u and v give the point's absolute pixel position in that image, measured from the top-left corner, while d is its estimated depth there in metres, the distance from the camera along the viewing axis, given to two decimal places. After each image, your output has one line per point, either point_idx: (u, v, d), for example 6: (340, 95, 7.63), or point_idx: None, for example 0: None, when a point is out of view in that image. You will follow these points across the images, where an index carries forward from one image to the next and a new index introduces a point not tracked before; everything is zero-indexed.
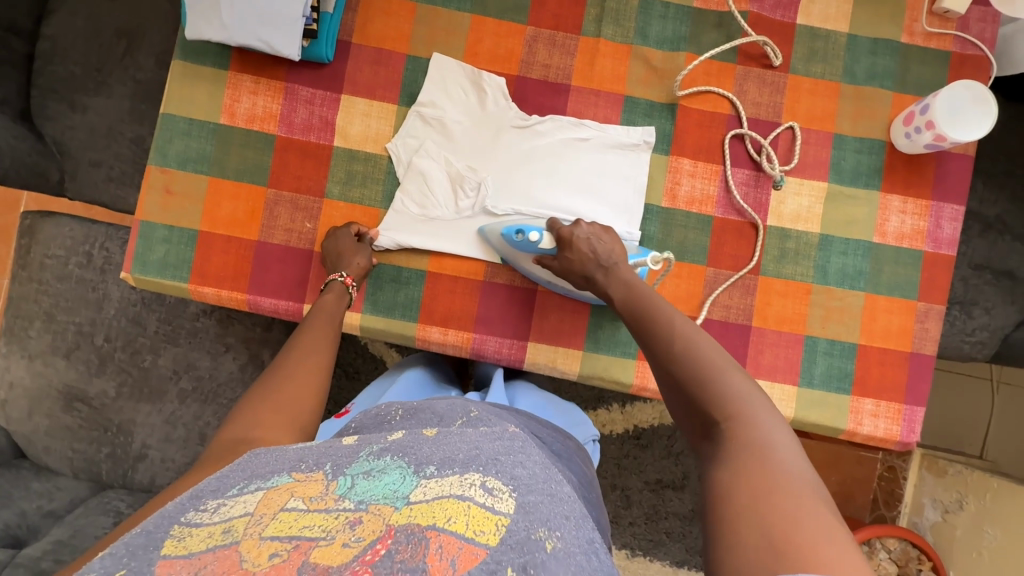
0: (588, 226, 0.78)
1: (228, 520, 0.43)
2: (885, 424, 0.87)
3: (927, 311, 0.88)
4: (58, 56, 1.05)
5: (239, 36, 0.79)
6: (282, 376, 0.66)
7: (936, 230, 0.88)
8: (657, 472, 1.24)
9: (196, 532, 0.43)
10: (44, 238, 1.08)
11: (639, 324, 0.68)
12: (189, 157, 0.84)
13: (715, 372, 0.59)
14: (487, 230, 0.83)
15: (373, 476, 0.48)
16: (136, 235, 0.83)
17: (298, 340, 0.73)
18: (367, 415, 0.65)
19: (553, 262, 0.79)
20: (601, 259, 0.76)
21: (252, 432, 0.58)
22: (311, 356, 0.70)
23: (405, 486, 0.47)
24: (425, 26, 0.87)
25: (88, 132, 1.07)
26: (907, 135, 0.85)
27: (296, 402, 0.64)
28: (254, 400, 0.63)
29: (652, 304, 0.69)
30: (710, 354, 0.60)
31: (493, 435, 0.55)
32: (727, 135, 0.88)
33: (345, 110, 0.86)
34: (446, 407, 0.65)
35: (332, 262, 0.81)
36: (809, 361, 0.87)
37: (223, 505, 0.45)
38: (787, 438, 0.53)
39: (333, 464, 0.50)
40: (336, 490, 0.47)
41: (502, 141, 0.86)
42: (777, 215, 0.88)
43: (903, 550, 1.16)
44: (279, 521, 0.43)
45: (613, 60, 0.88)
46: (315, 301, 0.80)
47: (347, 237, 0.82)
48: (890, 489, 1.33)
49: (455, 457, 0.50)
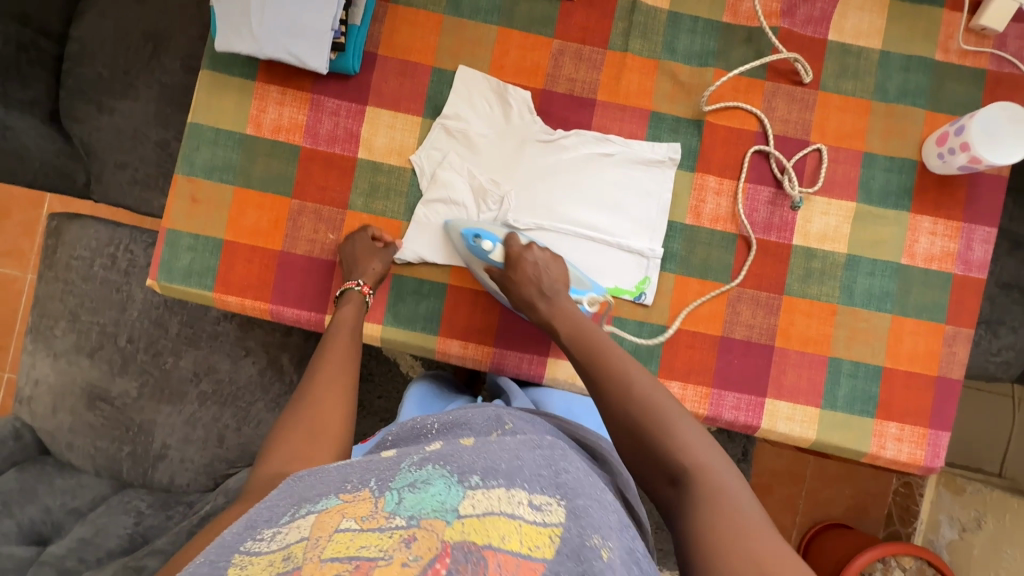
0: (540, 251, 0.81)
1: (286, 547, 0.45)
2: (908, 448, 0.86)
3: (955, 334, 0.87)
4: (88, 59, 1.07)
5: (269, 49, 0.78)
6: (311, 399, 0.67)
7: (967, 252, 0.87)
8: None
9: (257, 560, 0.45)
10: (70, 239, 1.10)
11: (596, 366, 0.68)
12: (215, 166, 0.85)
13: (670, 420, 0.60)
14: (450, 224, 0.83)
15: (420, 489, 0.49)
16: (163, 242, 0.84)
17: (323, 361, 0.73)
18: (404, 428, 0.66)
19: (504, 273, 0.79)
20: (544, 290, 0.77)
21: (288, 466, 0.59)
22: (337, 376, 0.71)
23: (453, 498, 0.47)
24: (451, 38, 0.86)
25: (115, 135, 1.08)
26: (939, 156, 0.83)
27: (327, 425, 0.65)
28: (285, 427, 0.64)
29: (601, 343, 0.70)
30: (665, 400, 0.62)
31: (531, 442, 0.56)
32: (751, 149, 0.86)
33: (370, 122, 0.86)
34: (481, 419, 0.64)
35: (347, 266, 0.82)
36: (832, 383, 0.86)
37: (279, 533, 0.47)
38: (738, 481, 0.56)
39: (376, 480, 0.51)
40: (386, 506, 0.47)
41: (525, 155, 0.86)
42: (803, 234, 0.87)
43: (919, 569, 1.15)
44: (336, 542, 0.44)
45: (639, 75, 0.87)
46: (335, 314, 0.80)
47: (361, 238, 0.83)
48: (906, 505, 1.33)
49: (498, 468, 0.51)
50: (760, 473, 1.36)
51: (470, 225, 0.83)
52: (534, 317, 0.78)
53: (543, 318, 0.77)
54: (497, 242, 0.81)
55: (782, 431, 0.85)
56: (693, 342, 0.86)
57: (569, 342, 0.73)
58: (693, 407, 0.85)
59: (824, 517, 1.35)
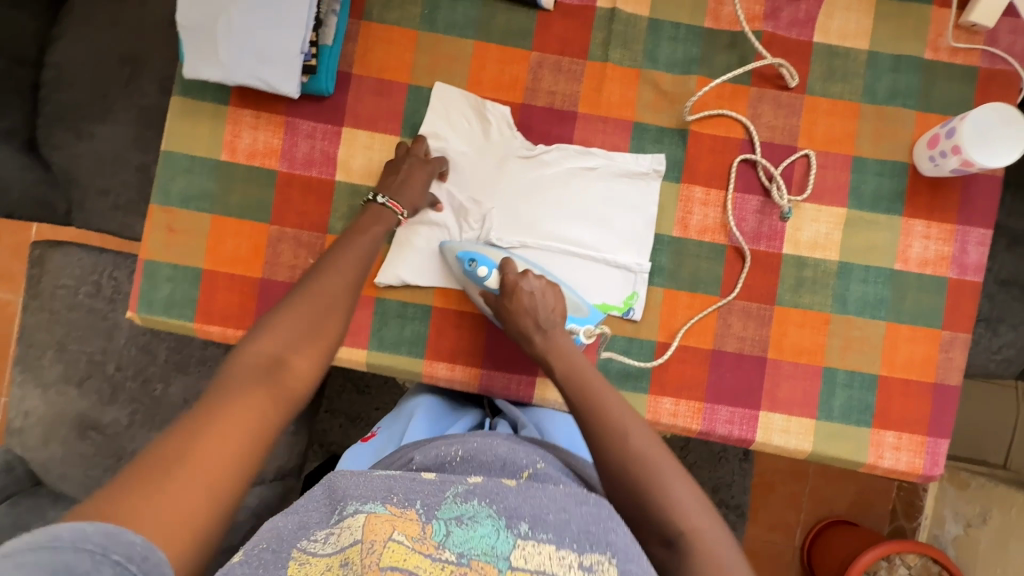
0: (536, 279, 0.77)
1: (341, 551, 0.48)
2: (907, 457, 0.84)
3: (951, 340, 0.85)
4: (64, 85, 1.05)
5: (238, 75, 0.76)
6: (319, 295, 0.65)
7: (962, 255, 0.85)
8: None
9: (315, 561, 0.48)
10: (53, 268, 1.09)
11: (590, 416, 0.64)
12: (191, 194, 0.83)
13: (664, 480, 0.59)
14: (446, 247, 0.82)
15: (467, 523, 0.51)
16: (141, 274, 0.83)
17: (334, 257, 0.70)
18: (428, 454, 0.65)
19: (499, 299, 0.77)
20: (540, 322, 0.75)
21: (288, 355, 0.60)
22: (338, 272, 0.68)
23: (502, 544, 0.50)
24: (427, 54, 0.84)
25: (95, 161, 1.06)
26: (931, 159, 0.81)
27: (330, 323, 0.64)
28: (287, 314, 0.62)
29: (593, 387, 0.67)
30: (659, 457, 0.60)
31: (580, 494, 0.55)
32: (738, 158, 0.84)
33: (347, 143, 0.84)
34: (508, 450, 0.64)
35: (391, 185, 0.79)
36: (827, 393, 0.85)
37: (332, 534, 0.51)
38: (729, 547, 0.57)
39: (422, 502, 0.53)
40: (433, 535, 0.50)
41: (506, 172, 0.84)
42: (793, 242, 0.85)
43: (923, 565, 1.13)
44: (392, 551, 0.47)
45: (621, 85, 0.85)
46: (363, 222, 0.76)
47: (424, 172, 0.80)
48: (909, 501, 1.31)
49: (547, 518, 0.52)
50: (762, 471, 1.34)
51: (467, 247, 0.81)
52: (527, 348, 0.76)
53: (535, 350, 0.75)
54: (493, 268, 0.79)
55: (777, 443, 0.84)
56: (684, 357, 0.85)
57: (562, 382, 0.70)
58: (686, 422, 0.83)
59: (828, 515, 1.34)
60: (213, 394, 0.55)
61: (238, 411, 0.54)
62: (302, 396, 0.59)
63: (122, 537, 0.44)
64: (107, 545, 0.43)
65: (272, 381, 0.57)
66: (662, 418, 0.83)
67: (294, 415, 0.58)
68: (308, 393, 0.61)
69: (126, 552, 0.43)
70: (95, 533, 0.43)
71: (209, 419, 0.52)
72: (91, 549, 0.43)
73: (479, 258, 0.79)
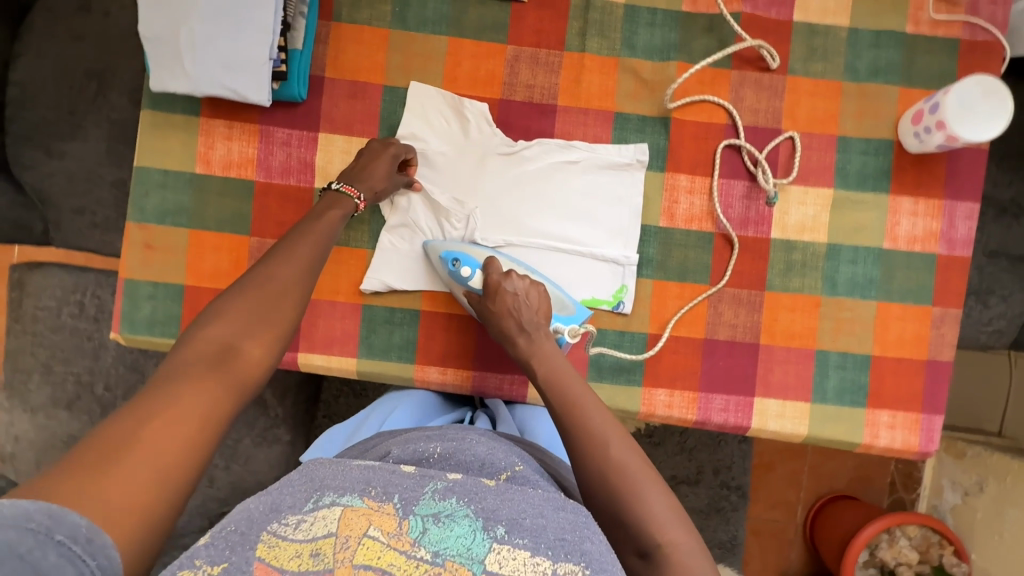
0: (519, 280, 0.77)
1: (314, 539, 0.48)
2: (902, 435, 0.84)
3: (942, 316, 0.84)
4: (30, 103, 1.02)
5: (206, 86, 0.74)
6: (272, 282, 0.64)
7: (950, 230, 0.84)
8: (672, 469, 1.32)
9: (285, 545, 0.47)
10: (34, 289, 1.07)
11: (569, 420, 0.66)
12: (167, 210, 0.81)
13: (642, 491, 0.60)
14: (430, 247, 0.81)
15: (444, 522, 0.50)
16: (122, 294, 0.81)
17: (293, 242, 0.69)
18: (405, 449, 0.65)
19: (481, 301, 0.77)
20: (524, 325, 0.75)
21: (241, 341, 0.59)
22: (293, 258, 0.67)
23: (478, 547, 0.49)
24: (400, 53, 0.82)
25: (67, 179, 1.04)
26: (916, 135, 0.80)
27: (284, 310, 0.63)
28: (238, 301, 0.62)
29: (575, 394, 0.68)
30: (638, 467, 0.61)
31: (555, 501, 0.54)
32: (722, 144, 0.83)
33: (324, 149, 0.82)
34: (487, 451, 0.64)
35: (353, 172, 0.78)
36: (820, 376, 0.84)
37: (304, 521, 0.49)
38: (702, 560, 0.57)
39: (400, 496, 0.52)
40: (410, 531, 0.50)
41: (488, 170, 0.83)
42: (781, 226, 0.84)
43: (924, 537, 1.14)
44: (366, 548, 0.47)
45: (600, 75, 0.83)
46: (318, 209, 0.74)
47: (387, 158, 0.78)
48: (908, 472, 1.31)
49: (523, 523, 0.51)
50: (760, 452, 1.34)
51: (452, 246, 0.80)
52: (510, 350, 0.76)
53: (518, 352, 0.75)
54: (477, 268, 0.78)
55: (773, 429, 0.84)
56: (676, 347, 0.84)
57: (542, 385, 0.71)
58: (681, 413, 0.83)
59: (828, 491, 1.34)
60: (162, 381, 0.54)
61: (189, 398, 0.53)
62: (254, 382, 0.59)
63: (66, 518, 0.42)
64: (50, 527, 0.41)
65: (224, 367, 0.57)
66: (657, 409, 0.83)
67: (247, 400, 0.58)
68: (262, 380, 0.60)
69: (71, 533, 0.42)
70: (37, 512, 0.41)
71: (161, 405, 0.51)
72: (32, 528, 0.41)
73: (463, 258, 0.78)
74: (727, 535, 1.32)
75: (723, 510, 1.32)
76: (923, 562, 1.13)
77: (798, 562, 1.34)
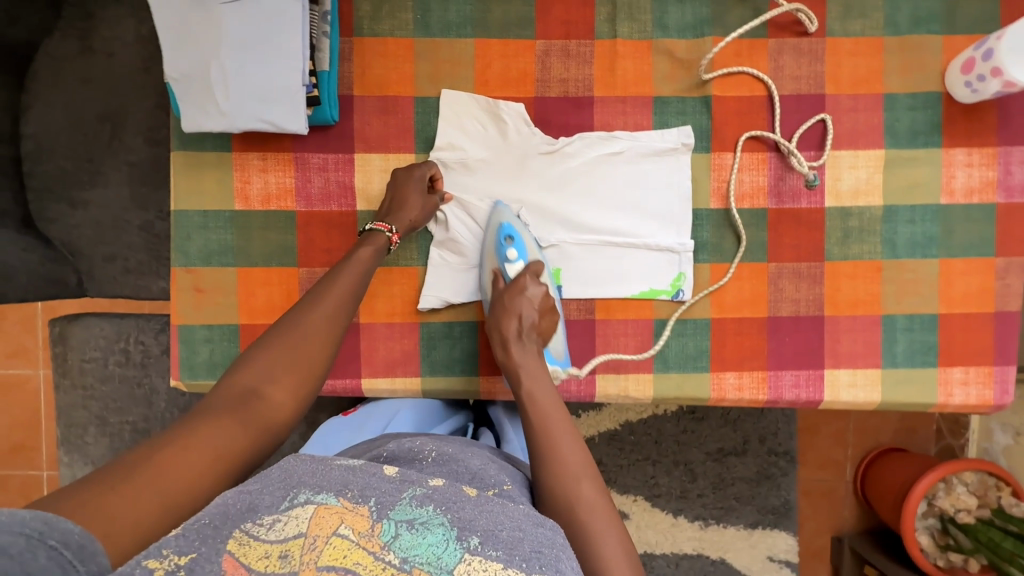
0: (538, 291, 0.77)
1: (284, 541, 0.43)
2: (976, 390, 0.82)
3: (1007, 266, 0.82)
4: (47, 155, 0.97)
5: (240, 121, 0.72)
6: (301, 326, 0.62)
7: (1007, 177, 0.82)
8: (717, 442, 1.24)
9: (254, 545, 0.42)
10: (77, 342, 1.05)
11: (545, 443, 0.64)
12: (211, 251, 0.80)
13: (600, 529, 0.58)
14: (501, 209, 0.80)
15: (418, 528, 0.46)
16: (177, 340, 0.80)
17: (326, 285, 0.68)
18: (400, 447, 0.62)
19: (503, 288, 0.77)
20: (526, 331, 0.74)
21: (265, 387, 0.56)
22: (322, 301, 0.65)
23: (449, 555, 0.44)
24: (427, 61, 0.80)
25: (95, 228, 1.00)
26: (967, 85, 0.78)
27: (311, 354, 0.61)
28: (267, 349, 0.60)
29: (554, 415, 0.68)
30: (599, 506, 0.60)
31: (534, 518, 0.51)
32: (742, 137, 0.81)
33: (362, 170, 0.80)
34: (479, 466, 0.61)
35: (389, 206, 0.76)
36: (889, 340, 0.83)
37: (278, 520, 0.44)
38: None
39: (377, 500, 0.48)
40: (382, 534, 0.45)
41: (530, 170, 0.81)
42: (834, 193, 0.82)
43: (980, 481, 1.07)
44: (334, 549, 0.42)
45: (634, 59, 0.81)
46: (351, 248, 0.73)
47: (413, 182, 0.76)
48: (954, 418, 1.27)
49: (499, 534, 0.47)
50: (803, 416, 1.31)
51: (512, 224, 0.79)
52: (499, 353, 0.74)
53: (508, 359, 0.73)
54: (520, 261, 0.79)
55: (846, 399, 0.83)
56: (741, 329, 0.83)
57: (524, 401, 0.69)
58: (752, 394, 0.82)
59: (875, 446, 1.30)
60: (186, 419, 0.52)
61: (207, 437, 0.50)
62: (277, 429, 0.55)
63: (61, 523, 0.39)
64: (43, 532, 0.38)
65: (244, 411, 0.54)
66: (727, 393, 0.82)
67: (269, 445, 0.55)
68: (284, 427, 0.56)
69: (65, 538, 0.38)
70: (32, 518, 0.38)
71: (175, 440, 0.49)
72: (26, 533, 0.37)
73: (516, 239, 0.78)
74: (779, 500, 1.23)
75: (773, 477, 1.23)
76: (982, 508, 1.06)
77: (851, 518, 1.31)
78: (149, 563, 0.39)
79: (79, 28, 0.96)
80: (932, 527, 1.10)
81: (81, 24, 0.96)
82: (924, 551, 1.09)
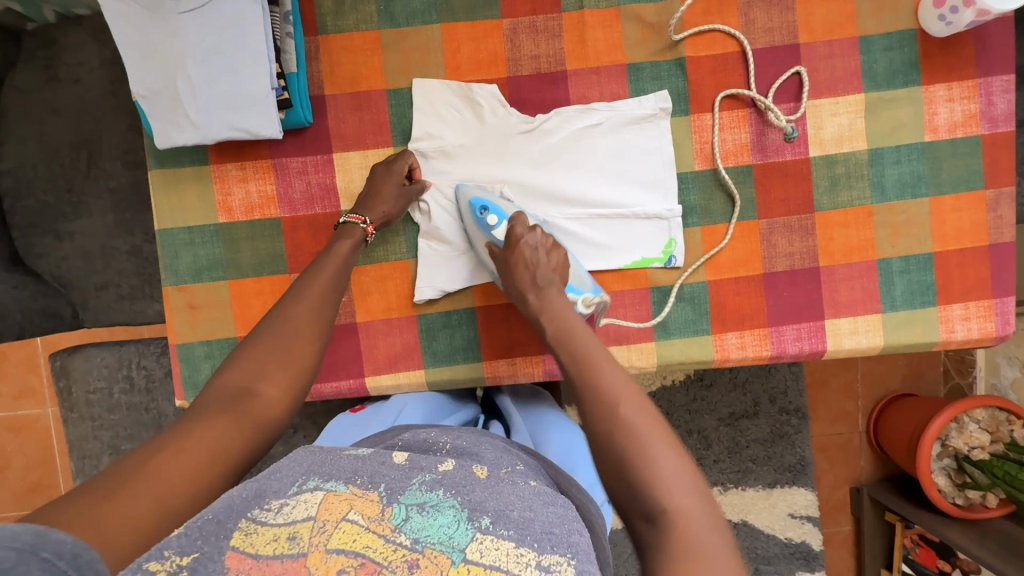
0: (541, 236, 0.75)
1: (292, 523, 0.43)
2: (978, 324, 0.82)
3: (997, 197, 0.82)
4: (28, 190, 0.96)
5: (214, 131, 0.72)
6: (287, 323, 0.62)
7: (990, 108, 0.81)
8: (728, 406, 1.24)
9: (262, 531, 0.43)
10: (79, 375, 1.05)
11: (577, 379, 0.59)
12: (201, 266, 0.79)
13: (646, 444, 0.52)
14: (462, 191, 0.79)
15: (428, 512, 0.46)
16: (177, 360, 0.80)
17: (307, 281, 0.67)
18: (414, 438, 0.62)
19: (501, 252, 0.74)
20: (536, 279, 0.71)
21: (257, 384, 0.56)
22: (304, 297, 0.65)
23: (460, 535, 0.45)
24: (396, 52, 0.79)
25: (84, 258, 0.98)
26: (941, 19, 0.77)
27: (299, 349, 0.60)
28: (257, 346, 0.59)
29: (586, 348, 0.62)
30: (644, 423, 0.54)
31: (543, 494, 0.51)
32: (721, 94, 0.80)
33: (342, 170, 0.80)
34: (495, 454, 0.59)
35: (364, 199, 0.76)
36: (886, 284, 0.83)
37: (286, 505, 0.45)
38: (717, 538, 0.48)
39: (386, 486, 0.48)
40: (392, 518, 0.45)
41: (509, 151, 0.80)
42: (818, 143, 0.82)
43: (992, 416, 1.07)
44: (343, 532, 0.43)
45: (603, 29, 0.80)
46: (329, 243, 0.73)
47: (388, 175, 0.76)
48: (960, 357, 1.27)
49: (510, 514, 0.47)
50: (810, 371, 1.31)
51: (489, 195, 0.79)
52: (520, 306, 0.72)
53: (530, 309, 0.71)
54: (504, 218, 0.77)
55: (849, 346, 0.83)
56: (738, 288, 0.82)
57: (552, 341, 0.66)
58: (755, 351, 0.82)
59: (886, 394, 1.30)
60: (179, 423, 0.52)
61: (201, 435, 0.50)
62: (272, 426, 0.55)
63: (53, 535, 0.38)
64: (35, 545, 0.37)
65: (238, 409, 0.54)
66: (731, 353, 0.82)
67: (268, 440, 0.55)
68: (279, 423, 0.56)
69: (58, 549, 0.37)
70: (24, 531, 0.36)
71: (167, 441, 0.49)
72: (18, 546, 0.36)
73: (492, 209, 0.77)
74: (795, 458, 1.24)
75: (786, 435, 1.24)
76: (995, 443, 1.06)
77: (868, 468, 1.32)
78: (152, 565, 0.39)
79: (43, 58, 0.95)
80: (948, 467, 1.10)
81: (44, 54, 0.95)
82: (941, 491, 1.10)
